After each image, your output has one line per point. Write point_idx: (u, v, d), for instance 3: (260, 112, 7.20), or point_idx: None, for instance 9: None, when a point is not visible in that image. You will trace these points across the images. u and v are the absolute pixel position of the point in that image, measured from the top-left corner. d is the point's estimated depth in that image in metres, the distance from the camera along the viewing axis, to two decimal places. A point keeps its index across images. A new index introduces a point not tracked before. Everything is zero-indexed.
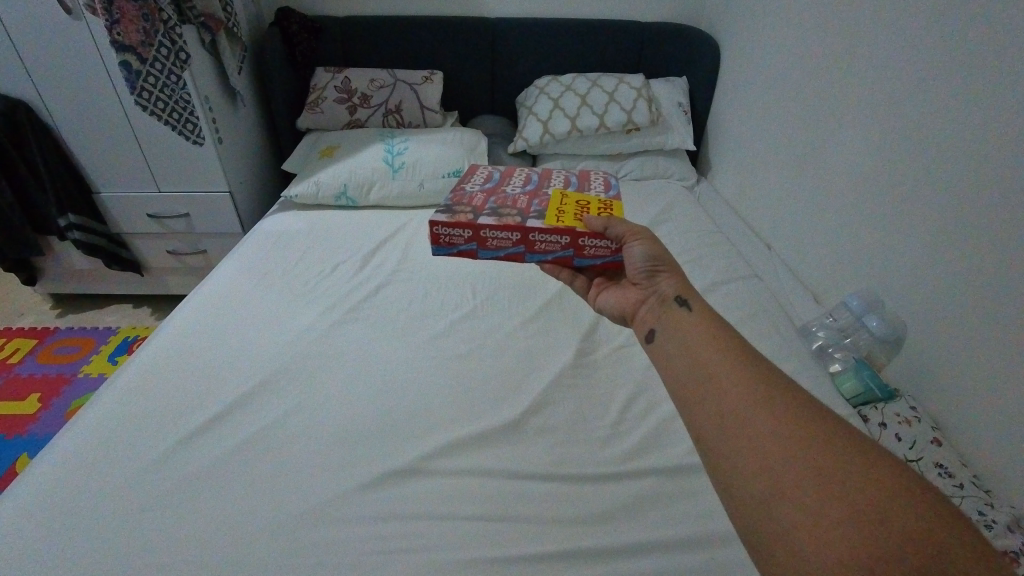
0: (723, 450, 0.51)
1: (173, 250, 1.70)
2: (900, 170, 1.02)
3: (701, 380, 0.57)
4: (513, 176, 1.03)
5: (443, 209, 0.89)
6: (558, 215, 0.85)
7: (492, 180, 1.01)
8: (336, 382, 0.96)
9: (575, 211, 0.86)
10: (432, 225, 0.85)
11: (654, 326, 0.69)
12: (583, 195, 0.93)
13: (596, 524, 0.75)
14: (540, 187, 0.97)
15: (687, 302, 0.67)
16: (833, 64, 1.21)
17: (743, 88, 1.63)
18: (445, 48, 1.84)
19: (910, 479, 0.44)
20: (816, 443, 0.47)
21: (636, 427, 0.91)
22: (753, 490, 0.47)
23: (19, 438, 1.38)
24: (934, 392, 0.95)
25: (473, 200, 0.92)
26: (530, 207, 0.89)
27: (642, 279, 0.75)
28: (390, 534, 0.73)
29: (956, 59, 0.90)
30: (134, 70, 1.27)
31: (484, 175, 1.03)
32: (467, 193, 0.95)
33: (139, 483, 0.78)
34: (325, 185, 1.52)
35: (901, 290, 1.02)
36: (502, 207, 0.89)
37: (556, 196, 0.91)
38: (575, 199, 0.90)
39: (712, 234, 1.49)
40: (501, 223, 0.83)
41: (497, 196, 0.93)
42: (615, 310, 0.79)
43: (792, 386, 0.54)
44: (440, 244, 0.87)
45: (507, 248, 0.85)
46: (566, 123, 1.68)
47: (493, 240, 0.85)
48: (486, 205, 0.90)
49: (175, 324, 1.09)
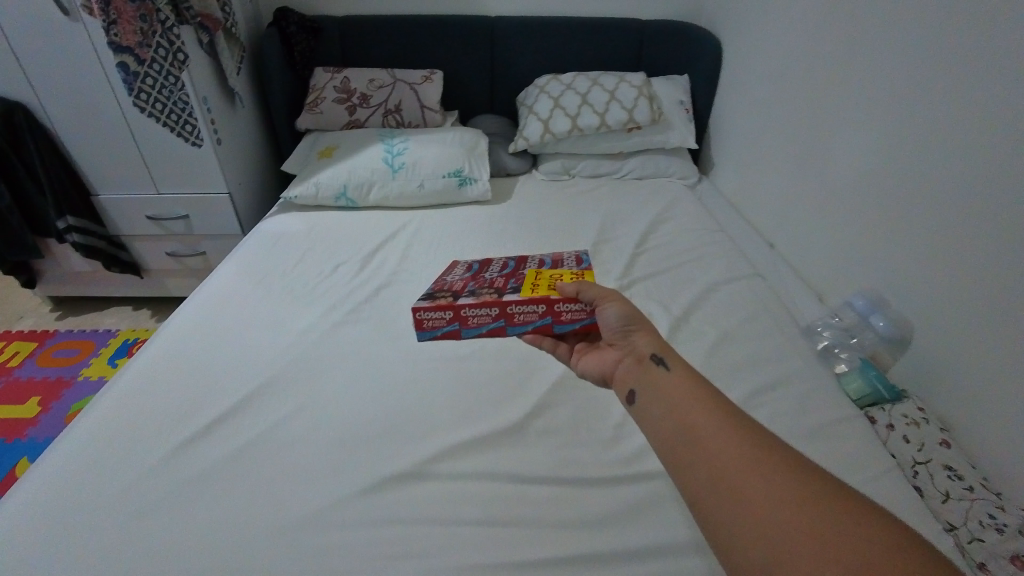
0: (717, 511, 0.51)
1: (172, 253, 1.69)
2: (905, 168, 1.01)
3: (690, 444, 0.56)
4: (492, 263, 1.02)
5: (425, 294, 0.87)
6: (531, 287, 0.84)
7: (473, 269, 1.00)
8: (335, 385, 0.95)
9: (549, 281, 0.85)
10: (414, 310, 0.83)
11: (634, 387, 0.67)
12: (558, 270, 0.91)
13: (601, 528, 0.74)
14: (516, 270, 0.95)
15: (665, 361, 0.66)
16: (834, 60, 1.20)
17: (745, 86, 1.61)
18: (444, 47, 1.83)
19: (910, 539, 0.43)
20: (814, 508, 0.47)
21: (639, 429, 0.90)
22: (755, 561, 0.46)
23: (19, 442, 1.37)
24: (941, 392, 0.94)
25: (454, 286, 0.91)
26: (507, 284, 0.86)
27: (619, 338, 0.74)
28: (391, 539, 0.72)
29: (960, 54, 0.89)
30: (132, 71, 1.28)
31: (464, 266, 1.03)
32: (447, 280, 0.94)
33: (139, 487, 0.77)
34: (325, 186, 1.51)
35: (907, 289, 1.01)
36: (481, 288, 0.87)
37: (531, 273, 0.89)
38: (550, 274, 0.88)
39: (715, 233, 1.47)
40: (480, 300, 0.81)
41: (475, 280, 0.91)
42: (594, 374, 0.76)
43: (783, 446, 0.54)
44: (423, 329, 0.84)
45: (488, 323, 0.83)
46: (567, 122, 1.67)
47: (474, 318, 0.82)
48: (466, 288, 0.89)
49: (173, 328, 1.08)
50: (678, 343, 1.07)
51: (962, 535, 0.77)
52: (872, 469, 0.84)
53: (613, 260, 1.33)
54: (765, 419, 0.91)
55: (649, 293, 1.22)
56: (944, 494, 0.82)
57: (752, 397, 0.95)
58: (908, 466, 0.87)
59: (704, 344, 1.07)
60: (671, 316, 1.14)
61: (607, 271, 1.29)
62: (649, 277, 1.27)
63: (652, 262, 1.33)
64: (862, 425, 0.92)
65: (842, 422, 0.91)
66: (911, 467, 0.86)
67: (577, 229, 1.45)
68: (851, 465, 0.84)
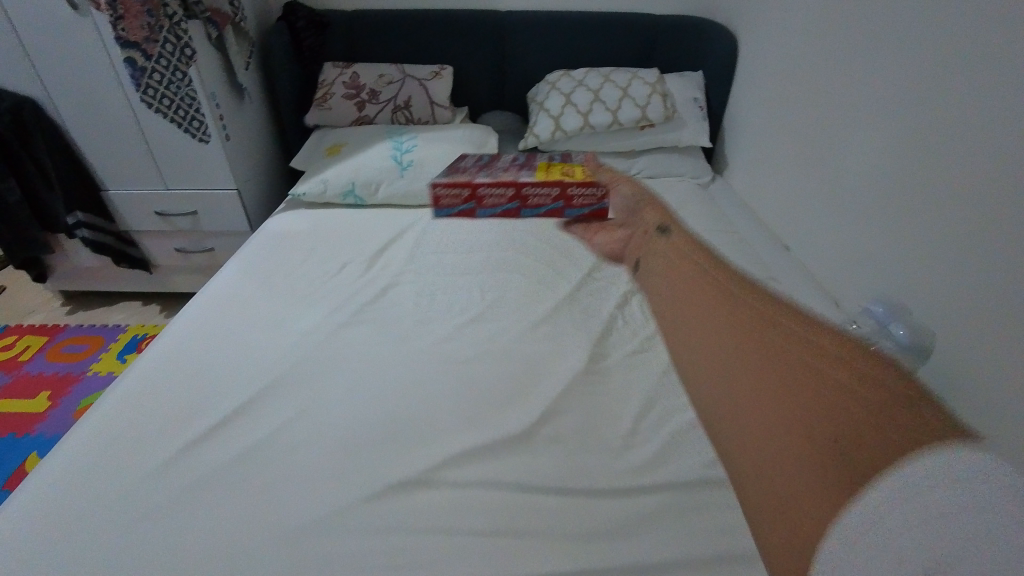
0: (729, 434, 0.61)
1: (180, 249, 1.69)
2: (930, 171, 0.97)
3: (706, 372, 0.65)
4: (501, 158, 1.53)
5: (444, 176, 1.45)
6: (543, 174, 1.44)
7: (484, 160, 1.52)
8: (341, 387, 0.94)
9: (557, 172, 1.43)
10: (434, 188, 1.41)
11: (642, 253, 0.91)
12: (563, 164, 1.47)
13: (609, 541, 0.73)
14: (526, 162, 1.50)
15: (666, 231, 0.84)
16: (855, 58, 1.16)
17: (761, 83, 1.57)
18: (454, 42, 1.81)
19: (887, 380, 0.46)
20: (792, 391, 0.53)
21: (650, 439, 0.88)
22: (762, 455, 0.56)
23: (28, 436, 1.38)
24: (964, 405, 0.91)
25: (472, 169, 1.47)
26: (520, 170, 1.46)
27: (632, 214, 1.04)
28: (395, 548, 0.71)
29: (991, 55, 0.85)
30: (139, 66, 1.29)
31: (476, 157, 1.53)
32: (463, 167, 1.48)
33: (143, 490, 0.77)
34: (333, 183, 1.50)
35: (930, 297, 0.97)
36: (497, 174, 1.44)
37: (542, 166, 1.46)
38: (555, 167, 1.45)
39: (728, 235, 1.44)
40: (495, 184, 1.40)
41: (491, 169, 1.46)
42: (606, 245, 1.17)
43: (787, 328, 0.57)
44: (442, 207, 1.45)
45: (501, 205, 1.44)
46: (578, 119, 1.64)
47: (489, 199, 1.42)
48: (482, 172, 1.45)
49: (179, 327, 1.07)
50: None
51: None
52: None
53: None
54: None
55: None
56: None
57: None
58: None
59: None
60: None
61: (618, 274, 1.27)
62: None
63: None
64: None
65: None
66: None
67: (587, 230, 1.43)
68: None
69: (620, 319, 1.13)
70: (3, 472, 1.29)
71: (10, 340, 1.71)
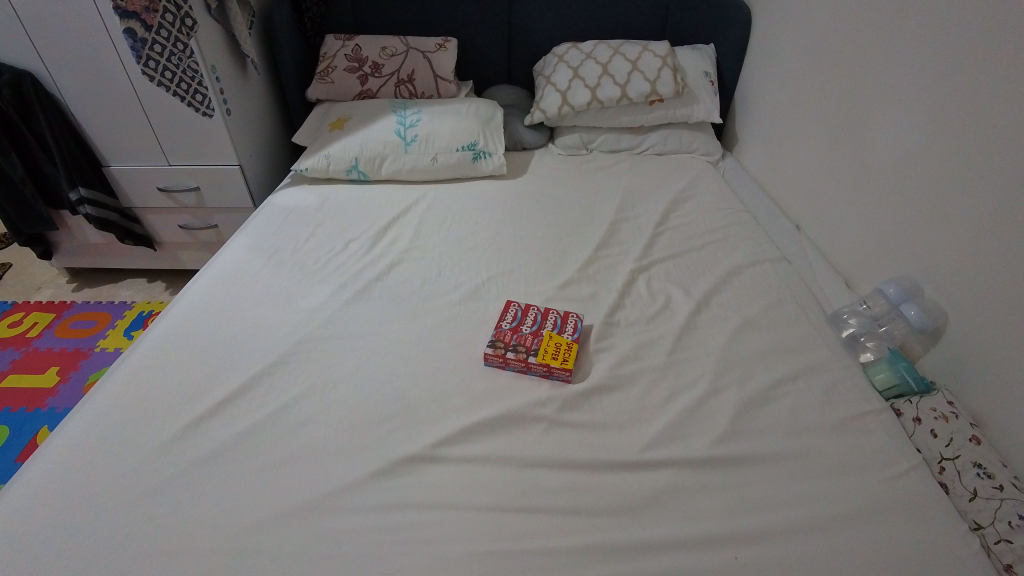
0: None
1: (185, 224, 1.68)
2: (947, 149, 0.94)
3: None
4: (524, 323, 1.00)
5: (515, 313, 1.02)
6: (551, 357, 0.93)
7: (518, 324, 1.00)
8: (346, 364, 0.94)
9: (558, 355, 0.93)
10: (511, 302, 1.05)
11: None
12: (564, 348, 0.95)
13: (613, 517, 0.73)
14: (540, 332, 0.98)
15: None
16: (870, 31, 1.12)
17: (773, 56, 1.52)
18: (459, 12, 1.75)
19: None
20: None
21: (656, 417, 0.87)
22: None
23: (40, 410, 1.41)
24: (974, 386, 0.90)
25: (510, 319, 1.01)
26: (527, 356, 0.93)
27: None
28: (403, 523, 0.72)
29: (1006, 35, 0.83)
30: (139, 38, 1.23)
31: (514, 318, 1.01)
32: (513, 318, 1.01)
33: (154, 465, 0.78)
34: (336, 158, 1.47)
35: (947, 278, 0.95)
36: (517, 338, 0.96)
37: (550, 345, 0.95)
38: (556, 350, 0.94)
39: (738, 213, 1.42)
40: (515, 320, 1.00)
41: (511, 337, 0.96)
42: None
43: None
44: (512, 307, 1.04)
45: (505, 320, 1.01)
46: (586, 94, 1.59)
47: (505, 321, 1.00)
48: (508, 337, 0.97)
49: (184, 303, 1.07)
50: (697, 329, 1.04)
51: (989, 535, 0.74)
52: (894, 466, 0.81)
53: (631, 240, 1.30)
54: (786, 412, 0.89)
55: (669, 276, 1.18)
56: (971, 492, 0.78)
57: (773, 387, 0.92)
58: (934, 462, 0.84)
59: (725, 331, 1.03)
60: (692, 301, 1.10)
61: (625, 253, 1.25)
62: (669, 259, 1.23)
63: (671, 243, 1.29)
64: (888, 420, 0.88)
65: (866, 415, 0.89)
66: (938, 463, 0.83)
67: (594, 208, 1.41)
68: (875, 463, 0.82)
69: (627, 298, 1.12)
70: (15, 445, 1.32)
71: (18, 317, 1.72)
